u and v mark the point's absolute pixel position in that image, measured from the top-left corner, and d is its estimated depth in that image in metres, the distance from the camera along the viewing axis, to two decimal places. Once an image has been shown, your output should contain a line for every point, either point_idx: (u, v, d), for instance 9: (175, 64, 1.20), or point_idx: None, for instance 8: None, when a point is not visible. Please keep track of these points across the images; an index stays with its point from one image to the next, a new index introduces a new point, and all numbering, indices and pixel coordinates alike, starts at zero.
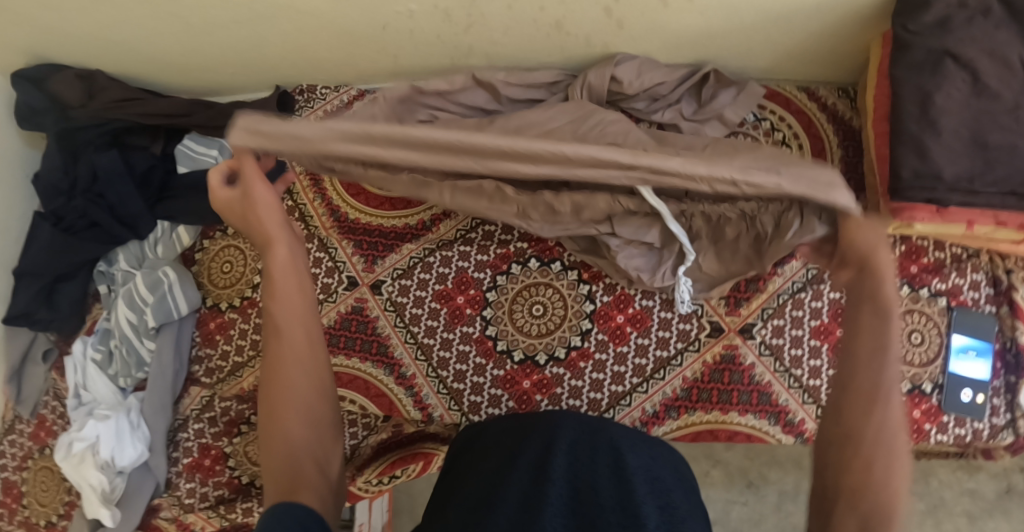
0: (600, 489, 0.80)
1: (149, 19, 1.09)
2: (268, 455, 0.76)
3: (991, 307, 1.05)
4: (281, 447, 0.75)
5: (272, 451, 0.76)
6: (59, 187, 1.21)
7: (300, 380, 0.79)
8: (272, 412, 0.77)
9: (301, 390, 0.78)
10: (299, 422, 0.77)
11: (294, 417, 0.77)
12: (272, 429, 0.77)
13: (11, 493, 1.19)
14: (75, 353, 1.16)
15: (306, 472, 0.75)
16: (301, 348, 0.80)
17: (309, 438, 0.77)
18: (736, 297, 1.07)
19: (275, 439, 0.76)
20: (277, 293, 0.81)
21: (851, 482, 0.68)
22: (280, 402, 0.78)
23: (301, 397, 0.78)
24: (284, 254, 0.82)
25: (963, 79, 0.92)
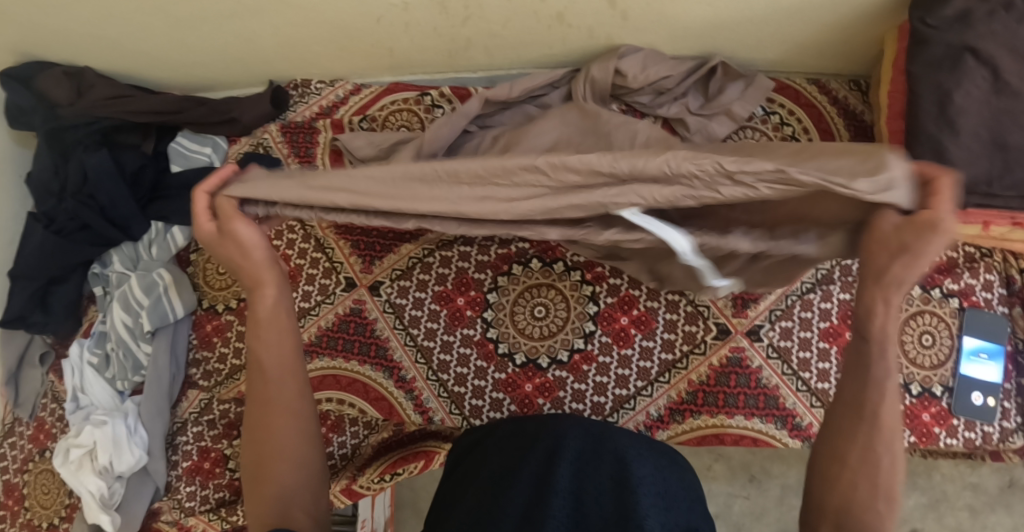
0: (603, 502, 0.78)
1: (137, 13, 1.05)
2: (256, 493, 0.79)
3: (1004, 308, 1.02)
4: (271, 496, 0.78)
5: (264, 498, 0.79)
6: (50, 188, 1.20)
7: (290, 430, 0.81)
8: (261, 454, 0.80)
9: (289, 439, 0.81)
10: (287, 463, 0.80)
11: (281, 462, 0.80)
12: (262, 476, 0.80)
13: (13, 496, 1.19)
14: (72, 356, 1.15)
15: (295, 519, 0.78)
16: (285, 389, 0.82)
17: (300, 484, 0.80)
18: (744, 298, 1.04)
19: (263, 478, 0.79)
20: (264, 335, 0.81)
21: (840, 499, 0.73)
22: (269, 444, 0.80)
23: (290, 445, 0.81)
24: (273, 295, 0.81)
25: (983, 77, 0.88)
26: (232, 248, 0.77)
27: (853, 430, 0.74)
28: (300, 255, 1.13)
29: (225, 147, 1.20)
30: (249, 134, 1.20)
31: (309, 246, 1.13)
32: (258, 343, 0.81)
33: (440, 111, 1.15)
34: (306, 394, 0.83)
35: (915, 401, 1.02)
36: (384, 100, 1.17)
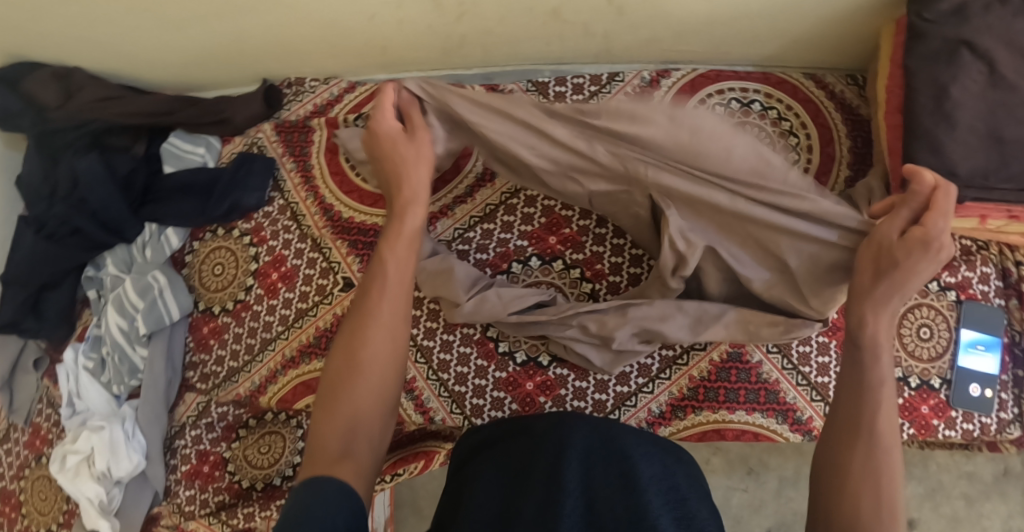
0: (614, 501, 0.77)
1: (126, 13, 1.04)
2: (330, 407, 0.77)
3: (1000, 300, 1.03)
4: (343, 407, 0.76)
5: (335, 408, 0.76)
6: (41, 192, 1.18)
7: (377, 342, 0.79)
8: (348, 354, 0.79)
9: (375, 348, 0.79)
10: (357, 373, 0.78)
11: (359, 372, 0.78)
12: (343, 386, 0.78)
13: (10, 503, 1.18)
14: (65, 361, 1.13)
15: (359, 438, 0.75)
16: (390, 306, 0.82)
17: (371, 400, 0.77)
18: (736, 366, 1.03)
19: (339, 396, 0.77)
20: (398, 248, 0.85)
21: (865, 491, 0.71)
22: (360, 347, 0.79)
23: (376, 355, 0.79)
24: (415, 221, 0.87)
25: (979, 71, 0.89)
26: (409, 150, 0.90)
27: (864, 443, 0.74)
28: (297, 255, 1.11)
29: (219, 147, 1.19)
30: (242, 134, 1.19)
31: (305, 246, 1.11)
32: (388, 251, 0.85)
33: None
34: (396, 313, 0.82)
35: (913, 393, 1.02)
36: (379, 97, 1.16)
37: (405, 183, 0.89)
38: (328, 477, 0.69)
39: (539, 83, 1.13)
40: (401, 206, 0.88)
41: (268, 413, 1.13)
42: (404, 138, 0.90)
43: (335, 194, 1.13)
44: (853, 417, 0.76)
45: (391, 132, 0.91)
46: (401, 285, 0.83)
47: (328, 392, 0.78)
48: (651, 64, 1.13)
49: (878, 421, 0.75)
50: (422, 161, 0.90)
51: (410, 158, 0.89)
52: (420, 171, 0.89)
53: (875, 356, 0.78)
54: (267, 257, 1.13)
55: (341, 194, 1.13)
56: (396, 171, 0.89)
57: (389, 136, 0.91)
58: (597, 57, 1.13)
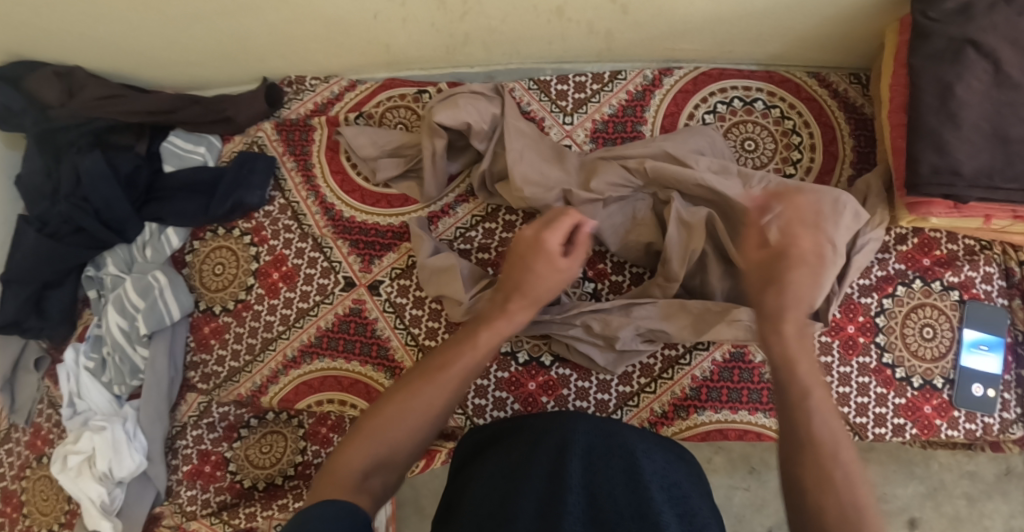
0: (617, 498, 0.78)
1: (126, 11, 1.04)
2: (361, 438, 0.77)
3: (1004, 300, 1.03)
4: (371, 445, 0.76)
5: (363, 440, 0.77)
6: (42, 190, 1.17)
7: (424, 401, 0.80)
8: (396, 401, 0.80)
9: (421, 407, 0.79)
10: (395, 419, 0.79)
11: (399, 421, 0.78)
12: (376, 427, 0.78)
13: (11, 503, 1.17)
14: (65, 361, 1.12)
15: (376, 479, 0.75)
16: (455, 376, 0.82)
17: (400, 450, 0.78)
18: (739, 366, 1.03)
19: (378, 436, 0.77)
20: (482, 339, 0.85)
21: (834, 500, 0.72)
22: (409, 400, 0.80)
23: (418, 411, 0.79)
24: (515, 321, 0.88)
25: (984, 70, 0.88)
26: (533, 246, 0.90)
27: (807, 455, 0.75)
28: (298, 255, 1.11)
29: (219, 147, 1.18)
30: (243, 133, 1.18)
31: (306, 246, 1.11)
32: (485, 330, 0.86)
33: None
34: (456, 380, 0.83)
35: (916, 393, 1.01)
36: (380, 96, 1.15)
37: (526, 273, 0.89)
38: (334, 499, 0.68)
39: (541, 82, 1.13)
40: (514, 302, 0.89)
41: (269, 413, 1.13)
42: (557, 249, 0.89)
43: (336, 193, 1.13)
44: (794, 437, 0.77)
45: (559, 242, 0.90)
46: (479, 354, 0.84)
47: (364, 424, 0.79)
48: (654, 62, 1.12)
49: (815, 424, 0.77)
50: (557, 273, 0.90)
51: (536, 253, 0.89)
52: (553, 271, 0.89)
53: (792, 369, 0.81)
54: (268, 256, 1.12)
55: (342, 192, 1.13)
56: (519, 268, 0.90)
57: (533, 240, 0.90)
58: (600, 55, 1.12)
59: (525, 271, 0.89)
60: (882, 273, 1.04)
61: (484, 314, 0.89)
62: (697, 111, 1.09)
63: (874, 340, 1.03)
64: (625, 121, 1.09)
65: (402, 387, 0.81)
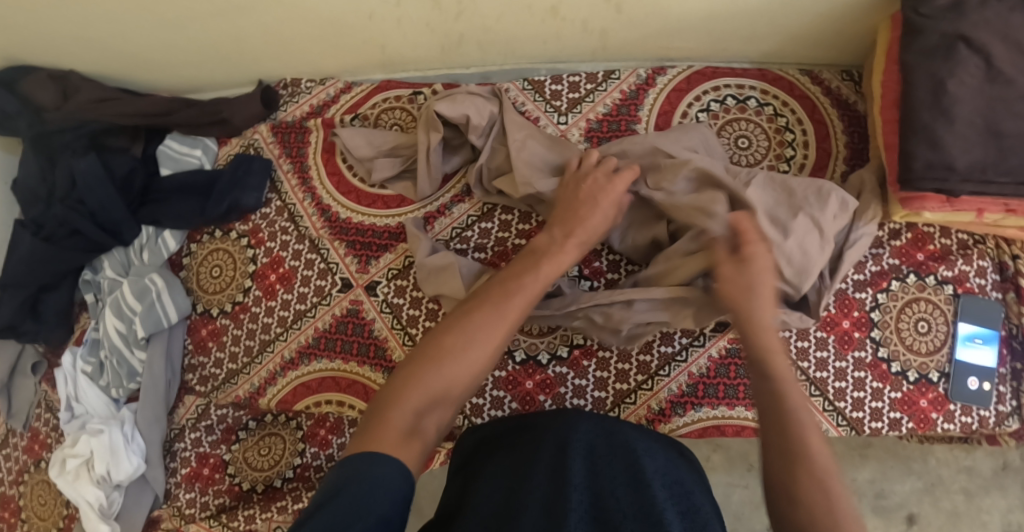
0: (619, 496, 0.78)
1: (123, 14, 1.04)
2: (428, 363, 0.78)
3: (998, 294, 1.03)
4: (431, 379, 0.77)
5: (426, 367, 0.77)
6: (38, 194, 1.18)
7: (481, 334, 0.81)
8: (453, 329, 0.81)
9: (479, 341, 0.80)
10: (452, 354, 0.79)
11: (455, 352, 0.79)
12: (435, 359, 0.78)
13: (10, 508, 1.18)
14: (64, 365, 1.13)
15: (435, 408, 0.76)
16: (512, 309, 0.84)
17: (458, 382, 0.78)
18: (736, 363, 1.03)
19: (432, 372, 0.77)
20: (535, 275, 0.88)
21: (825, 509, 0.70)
22: (464, 330, 0.81)
23: (474, 346, 0.80)
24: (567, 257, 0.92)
25: (976, 65, 0.89)
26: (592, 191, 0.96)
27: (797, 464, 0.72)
28: (295, 256, 1.11)
29: (216, 150, 1.19)
30: (240, 135, 1.19)
31: (303, 247, 1.11)
32: (539, 270, 0.88)
33: None
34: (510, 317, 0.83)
35: (912, 387, 1.02)
36: (375, 98, 1.16)
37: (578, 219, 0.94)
38: (379, 455, 0.68)
39: (536, 82, 1.13)
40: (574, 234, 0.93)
41: (267, 415, 1.13)
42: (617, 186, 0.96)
43: (332, 195, 1.13)
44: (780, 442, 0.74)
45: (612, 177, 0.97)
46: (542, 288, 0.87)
47: (425, 351, 0.79)
48: (648, 62, 1.13)
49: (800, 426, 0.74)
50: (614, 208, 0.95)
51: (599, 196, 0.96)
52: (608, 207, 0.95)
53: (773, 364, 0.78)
54: (265, 258, 1.12)
55: (338, 194, 1.13)
56: (582, 204, 0.95)
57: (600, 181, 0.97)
58: (594, 55, 1.13)
59: (583, 214, 0.94)
60: (876, 268, 1.05)
61: (540, 248, 0.92)
62: (691, 108, 1.09)
63: (870, 334, 1.03)
64: (620, 119, 1.10)
65: (461, 318, 0.82)
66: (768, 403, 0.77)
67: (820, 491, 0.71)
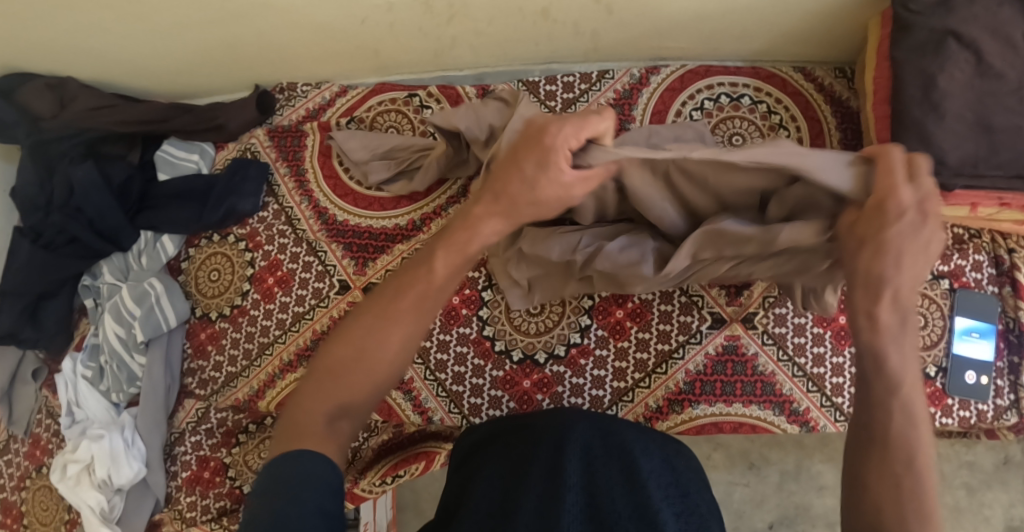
0: (615, 497, 0.78)
1: (117, 22, 1.05)
2: (331, 374, 0.73)
3: (994, 288, 1.03)
4: (338, 391, 0.72)
5: (330, 384, 0.73)
6: (36, 202, 1.18)
7: (385, 334, 0.74)
8: (353, 332, 0.74)
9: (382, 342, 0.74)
10: (360, 359, 0.73)
11: (364, 358, 0.73)
12: (340, 368, 0.73)
13: (12, 514, 1.19)
14: (65, 371, 1.14)
15: (344, 417, 0.72)
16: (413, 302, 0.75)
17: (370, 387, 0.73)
18: (733, 360, 1.03)
19: (336, 370, 0.73)
20: (440, 254, 0.77)
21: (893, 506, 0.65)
22: (362, 337, 0.74)
23: (377, 348, 0.74)
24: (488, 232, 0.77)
25: (966, 60, 0.89)
26: (535, 158, 0.73)
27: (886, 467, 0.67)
28: (292, 259, 1.12)
29: (213, 154, 1.19)
30: (236, 140, 1.19)
31: (301, 250, 1.12)
32: (439, 256, 0.76)
33: (429, 112, 1.14)
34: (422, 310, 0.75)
35: None
36: (371, 101, 1.16)
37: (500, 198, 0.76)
38: (305, 452, 0.67)
39: (530, 83, 1.14)
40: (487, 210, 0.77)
41: (267, 419, 1.13)
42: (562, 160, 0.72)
43: (329, 198, 1.13)
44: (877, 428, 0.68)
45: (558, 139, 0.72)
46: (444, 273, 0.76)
47: (326, 360, 0.74)
48: (641, 61, 1.14)
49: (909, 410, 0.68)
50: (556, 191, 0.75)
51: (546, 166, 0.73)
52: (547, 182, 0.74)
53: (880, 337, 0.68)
54: (263, 262, 1.13)
55: (335, 196, 1.13)
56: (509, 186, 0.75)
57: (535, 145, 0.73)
58: (587, 55, 1.13)
59: (510, 182, 0.75)
60: None
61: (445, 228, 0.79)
62: (685, 107, 1.10)
63: None
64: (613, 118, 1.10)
65: (359, 317, 0.75)
66: (876, 372, 0.69)
67: (895, 485, 0.65)
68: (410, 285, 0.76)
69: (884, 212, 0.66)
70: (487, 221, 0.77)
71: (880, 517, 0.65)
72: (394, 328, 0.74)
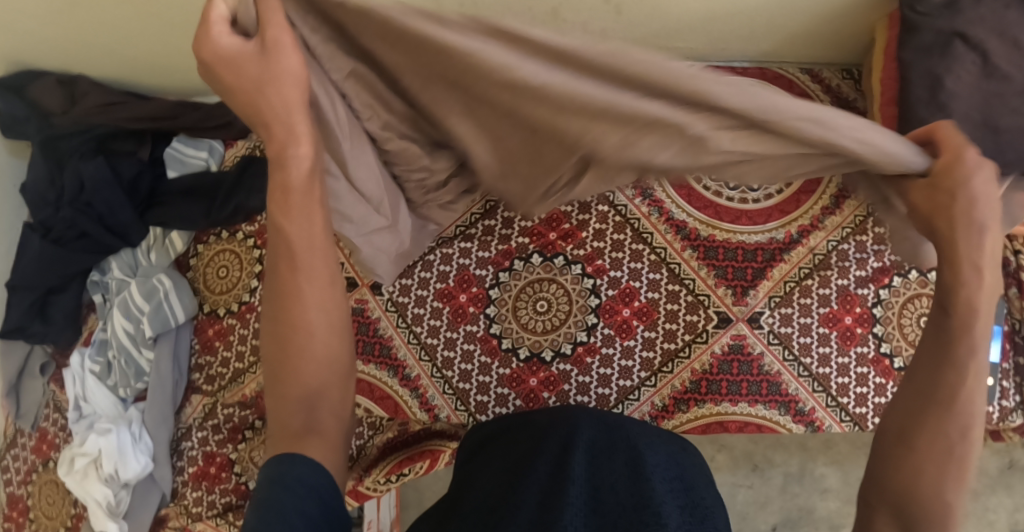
0: (618, 489, 0.78)
1: (130, 20, 1.06)
2: (284, 368, 0.73)
3: (1000, 289, 1.04)
4: (296, 384, 0.72)
5: (290, 380, 0.73)
6: (47, 197, 1.19)
7: (309, 299, 0.74)
8: (282, 322, 0.73)
9: (311, 311, 0.74)
10: (303, 339, 0.73)
11: (307, 338, 0.73)
12: (291, 358, 0.73)
13: (18, 508, 1.19)
14: (73, 365, 1.15)
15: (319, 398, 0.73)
16: (315, 270, 0.74)
17: (323, 358, 0.74)
18: (738, 359, 1.04)
19: (288, 378, 0.73)
20: (295, 213, 0.72)
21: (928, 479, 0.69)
22: (290, 318, 0.73)
23: (313, 320, 0.74)
24: (308, 158, 0.70)
25: (972, 61, 0.90)
26: (260, 68, 0.65)
27: (925, 421, 0.71)
28: None
29: (222, 150, 1.19)
30: (245, 137, 1.18)
31: None
32: (286, 219, 0.72)
33: None
34: (330, 262, 0.75)
35: None
36: None
37: (275, 139, 0.69)
38: (294, 457, 0.65)
39: None
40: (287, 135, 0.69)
41: None
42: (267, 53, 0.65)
43: None
44: (928, 387, 0.71)
45: (235, 50, 0.65)
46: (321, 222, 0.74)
47: (275, 362, 0.74)
48: None
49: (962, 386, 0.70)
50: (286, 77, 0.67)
51: (268, 77, 0.66)
52: (288, 90, 0.67)
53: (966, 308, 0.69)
54: None
55: None
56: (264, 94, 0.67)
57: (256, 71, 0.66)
58: None
59: (273, 94, 0.67)
60: (878, 264, 1.03)
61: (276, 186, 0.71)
62: None
63: (871, 330, 1.02)
64: None
65: (278, 309, 0.74)
66: (946, 329, 0.71)
67: (943, 442, 0.70)
68: (290, 260, 0.73)
69: (965, 161, 0.65)
70: (293, 145, 0.69)
71: (919, 478, 0.69)
72: (313, 300, 0.74)
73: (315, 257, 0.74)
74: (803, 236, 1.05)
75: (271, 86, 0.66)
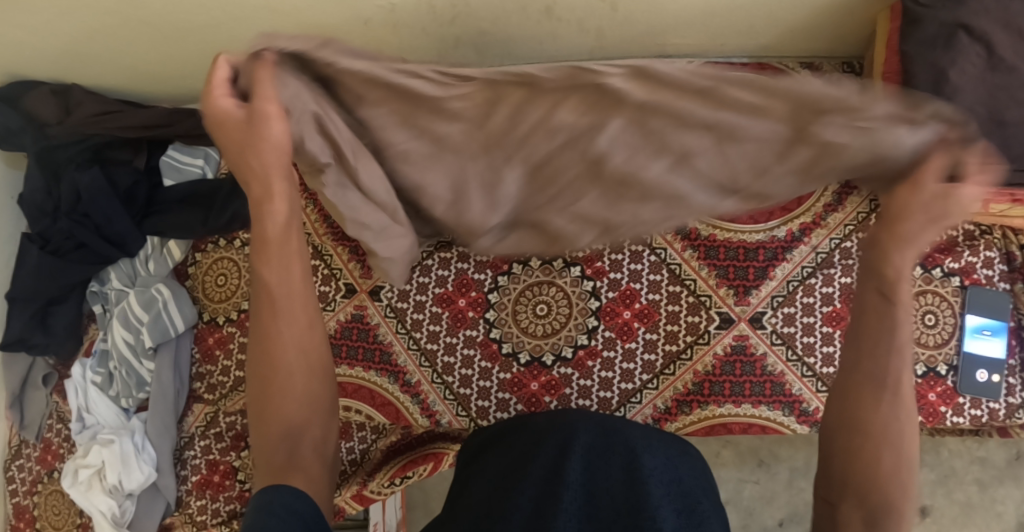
0: (615, 495, 0.77)
1: (121, 28, 1.05)
2: (264, 404, 0.76)
3: (1006, 284, 1.02)
4: (277, 421, 0.76)
5: (270, 415, 0.76)
6: (45, 208, 1.19)
7: (289, 338, 0.77)
8: (261, 359, 0.76)
9: (289, 349, 0.77)
10: (283, 376, 0.76)
11: (284, 374, 0.76)
12: (269, 396, 0.76)
13: (24, 518, 1.20)
14: (74, 377, 1.15)
15: (303, 431, 0.77)
16: (297, 309, 0.77)
17: (304, 391, 0.77)
18: (740, 360, 1.03)
19: (268, 413, 0.76)
20: (273, 260, 0.75)
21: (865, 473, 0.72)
22: (269, 355, 0.76)
23: (292, 358, 0.77)
24: (284, 213, 0.75)
25: (977, 53, 0.88)
26: (245, 134, 0.70)
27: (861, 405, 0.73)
28: None
29: (217, 158, 1.19)
30: None
31: None
32: (264, 266, 0.76)
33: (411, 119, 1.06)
34: (309, 303, 0.78)
35: (921, 381, 1.01)
36: None
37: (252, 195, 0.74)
38: (284, 486, 0.66)
39: None
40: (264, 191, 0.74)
41: None
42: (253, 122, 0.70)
43: None
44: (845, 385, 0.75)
45: (229, 112, 0.70)
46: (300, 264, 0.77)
47: (256, 398, 0.77)
48: (646, 58, 1.13)
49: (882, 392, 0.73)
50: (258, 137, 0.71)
51: (252, 143, 0.70)
52: (269, 155, 0.72)
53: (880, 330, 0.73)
54: None
55: None
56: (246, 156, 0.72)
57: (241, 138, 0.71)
58: (592, 53, 1.12)
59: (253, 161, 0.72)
60: None
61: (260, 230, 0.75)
62: None
63: None
64: None
65: (258, 347, 0.77)
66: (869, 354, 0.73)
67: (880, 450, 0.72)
68: (269, 305, 0.76)
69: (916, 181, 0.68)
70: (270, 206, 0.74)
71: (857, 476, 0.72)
72: (290, 340, 0.77)
73: (294, 298, 0.77)
74: (804, 234, 1.04)
75: (254, 145, 0.71)
